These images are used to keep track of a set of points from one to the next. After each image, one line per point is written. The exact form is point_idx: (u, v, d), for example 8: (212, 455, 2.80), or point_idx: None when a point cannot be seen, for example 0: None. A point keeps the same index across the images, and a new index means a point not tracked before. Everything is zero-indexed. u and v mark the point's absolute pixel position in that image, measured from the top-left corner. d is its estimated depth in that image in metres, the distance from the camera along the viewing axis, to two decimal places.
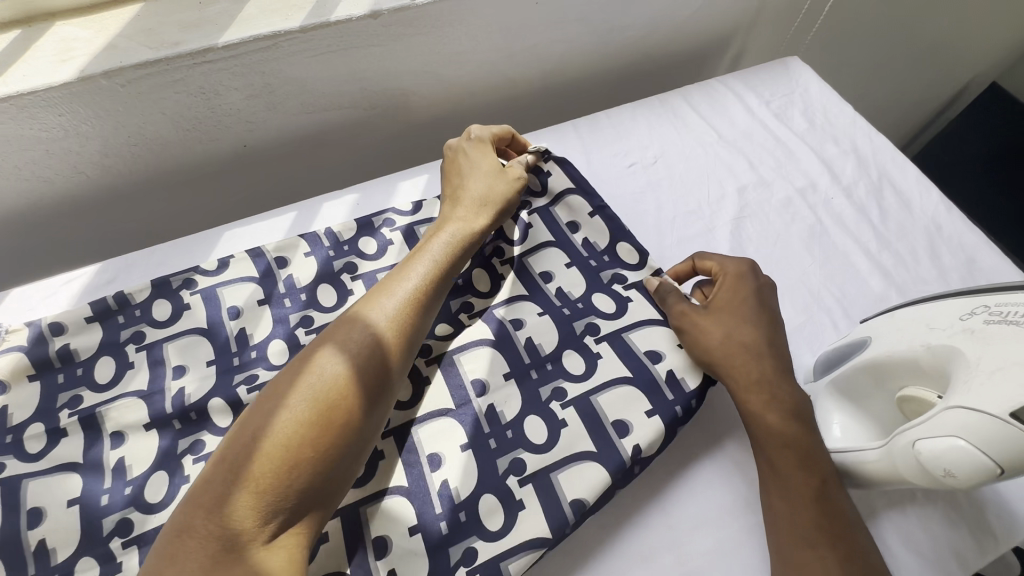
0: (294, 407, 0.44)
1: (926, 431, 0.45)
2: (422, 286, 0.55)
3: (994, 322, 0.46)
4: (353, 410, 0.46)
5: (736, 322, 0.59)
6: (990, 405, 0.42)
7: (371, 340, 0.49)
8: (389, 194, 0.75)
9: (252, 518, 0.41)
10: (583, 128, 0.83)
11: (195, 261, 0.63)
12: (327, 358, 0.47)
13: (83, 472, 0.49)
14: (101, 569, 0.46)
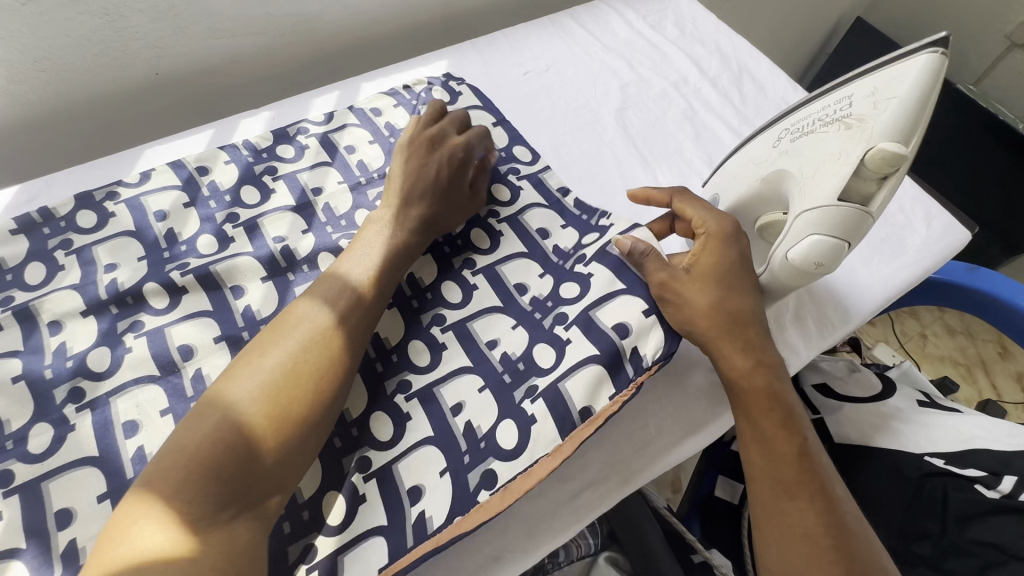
0: (282, 352, 0.49)
1: (779, 248, 0.48)
2: (381, 268, 0.57)
3: (797, 138, 0.47)
4: (317, 387, 0.48)
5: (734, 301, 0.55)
6: (812, 203, 0.44)
7: (351, 298, 0.54)
8: (303, 108, 0.77)
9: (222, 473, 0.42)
10: (481, 46, 0.87)
11: (118, 176, 0.68)
12: (296, 336, 0.50)
13: (23, 356, 0.54)
14: (56, 430, 0.51)
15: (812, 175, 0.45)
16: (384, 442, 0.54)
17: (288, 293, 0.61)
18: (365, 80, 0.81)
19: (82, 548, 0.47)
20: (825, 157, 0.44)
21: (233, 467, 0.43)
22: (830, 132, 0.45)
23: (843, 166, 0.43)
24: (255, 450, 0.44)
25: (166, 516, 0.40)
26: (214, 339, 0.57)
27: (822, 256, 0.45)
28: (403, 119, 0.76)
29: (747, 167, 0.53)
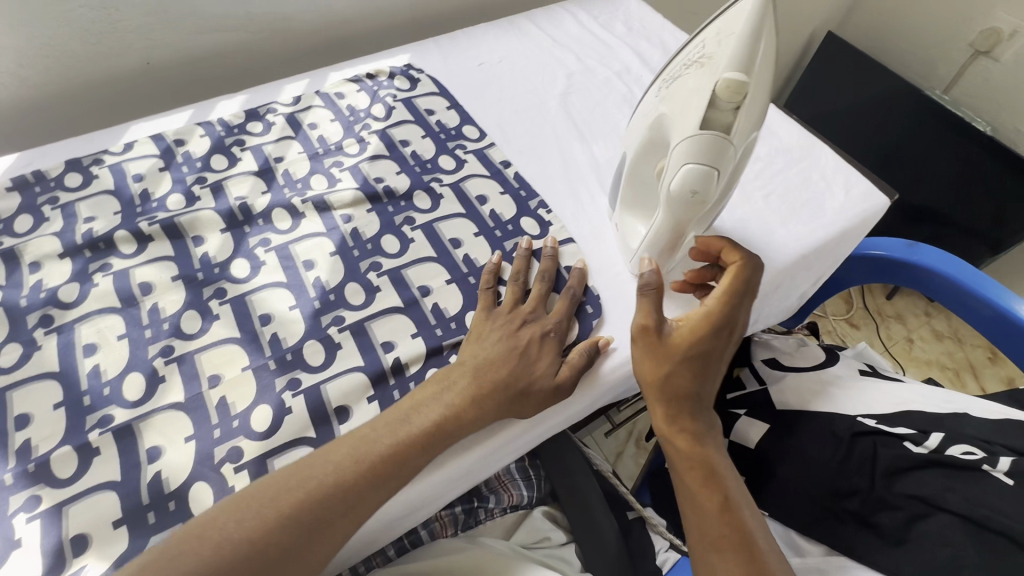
0: (384, 439, 0.52)
1: (666, 182, 0.54)
2: (478, 387, 0.56)
3: (672, 85, 0.56)
4: (374, 483, 0.50)
5: (702, 350, 0.58)
6: (684, 136, 0.52)
7: (448, 408, 0.55)
8: (275, 92, 0.85)
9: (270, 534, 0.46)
10: (443, 42, 0.95)
11: (104, 146, 0.77)
12: (383, 440, 0.52)
13: (5, 289, 0.62)
14: (24, 348, 0.58)
15: (682, 111, 0.53)
16: (315, 366, 0.59)
17: (242, 243, 0.68)
18: (333, 70, 0.90)
19: (34, 445, 0.52)
20: (690, 94, 0.53)
21: (279, 538, 0.46)
22: (692, 73, 0.53)
23: (702, 98, 0.51)
24: (297, 524, 0.47)
25: (216, 550, 0.44)
26: (172, 279, 0.64)
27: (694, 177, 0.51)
28: (363, 102, 0.85)
29: (641, 126, 0.60)
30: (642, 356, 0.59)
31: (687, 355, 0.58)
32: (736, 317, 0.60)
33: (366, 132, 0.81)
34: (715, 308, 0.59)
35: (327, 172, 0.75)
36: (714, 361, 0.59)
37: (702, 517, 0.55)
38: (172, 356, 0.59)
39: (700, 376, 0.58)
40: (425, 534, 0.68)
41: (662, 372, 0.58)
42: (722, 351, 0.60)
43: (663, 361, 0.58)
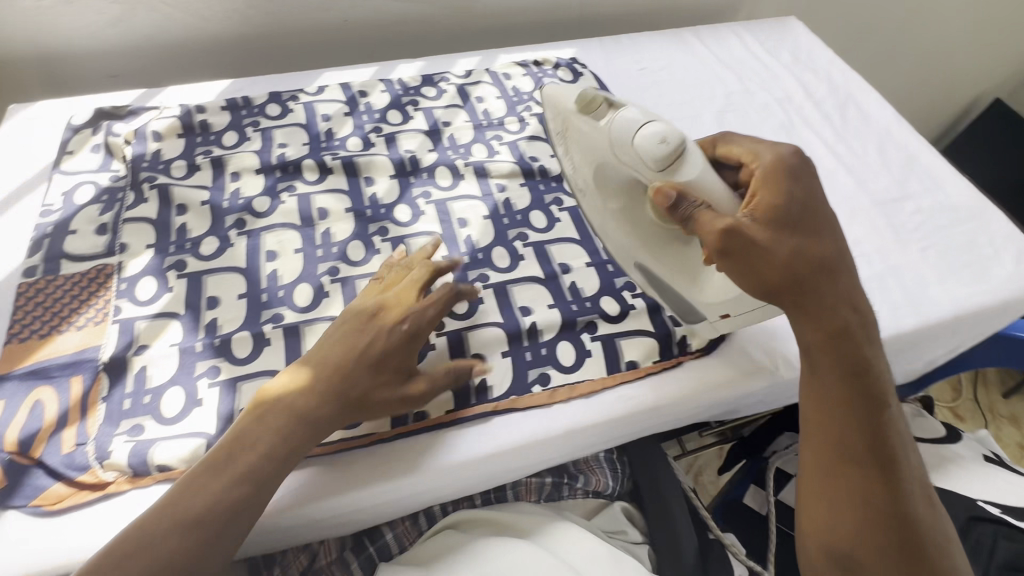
0: (265, 426, 0.49)
1: (651, 175, 0.56)
2: (289, 379, 0.52)
3: (569, 142, 0.65)
4: (277, 458, 0.49)
5: (794, 236, 0.51)
6: (625, 149, 0.57)
7: (305, 397, 0.51)
8: (449, 63, 0.92)
9: (187, 520, 0.45)
10: (608, 43, 0.99)
11: (301, 86, 0.86)
12: (259, 428, 0.50)
13: (211, 190, 0.71)
14: (220, 242, 0.67)
15: (587, 131, 0.61)
16: (459, 313, 0.63)
17: (406, 191, 0.74)
18: (504, 52, 0.95)
19: (219, 324, 0.60)
20: (582, 123, 0.61)
21: (192, 523, 0.45)
22: (573, 127, 0.63)
23: (581, 117, 0.61)
24: (213, 511, 0.45)
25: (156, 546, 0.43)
26: (345, 211, 0.71)
27: (663, 143, 0.54)
28: (527, 85, 0.89)
29: (596, 206, 0.65)
30: (736, 274, 0.52)
31: (794, 248, 0.51)
32: (792, 182, 0.53)
33: (527, 113, 0.85)
34: (765, 188, 0.53)
35: (487, 143, 0.80)
36: (829, 235, 0.52)
37: (834, 421, 0.52)
38: (338, 276, 0.65)
39: (824, 261, 0.51)
40: (510, 493, 0.70)
41: (779, 275, 0.50)
42: (823, 220, 0.53)
43: (771, 267, 0.50)
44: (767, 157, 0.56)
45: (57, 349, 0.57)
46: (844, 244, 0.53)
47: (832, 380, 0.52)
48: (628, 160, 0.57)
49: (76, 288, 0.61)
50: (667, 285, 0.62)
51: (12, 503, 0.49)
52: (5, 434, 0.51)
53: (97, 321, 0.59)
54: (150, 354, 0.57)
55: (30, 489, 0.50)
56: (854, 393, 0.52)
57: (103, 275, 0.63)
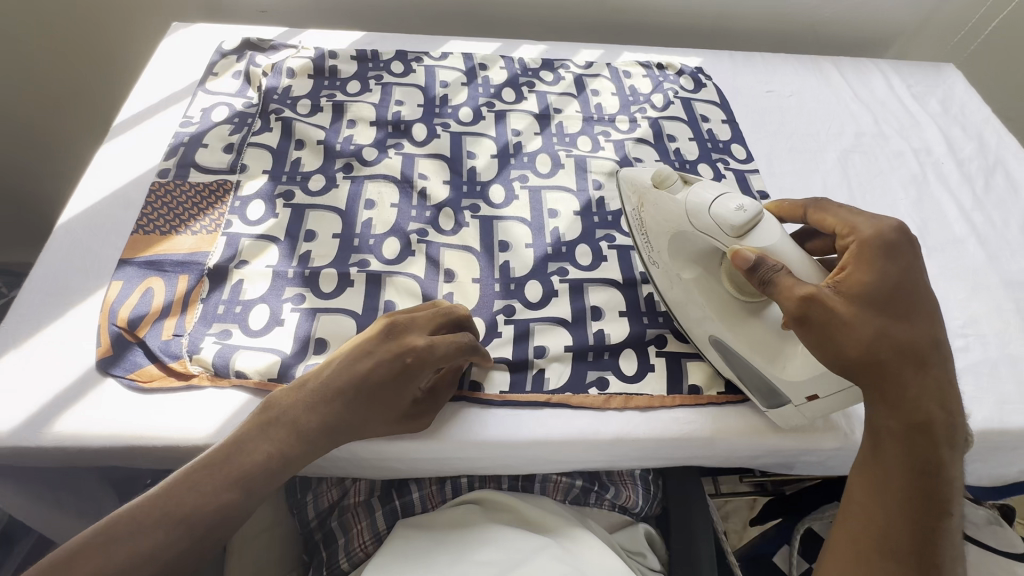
0: (264, 442, 0.47)
1: (729, 243, 0.51)
2: (297, 394, 0.50)
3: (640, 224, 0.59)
4: (270, 473, 0.47)
5: (885, 314, 0.47)
6: (701, 219, 0.52)
7: (308, 415, 0.49)
8: (572, 52, 0.91)
9: (167, 531, 0.42)
10: (738, 58, 0.94)
11: (426, 49, 0.88)
12: (259, 440, 0.48)
13: (327, 133, 0.75)
14: (326, 183, 0.70)
15: (662, 214, 0.55)
16: (532, 300, 0.64)
17: (505, 170, 0.74)
18: (628, 50, 0.93)
19: (312, 257, 0.64)
20: (659, 205, 0.56)
21: (173, 534, 0.42)
22: (643, 211, 0.58)
23: (657, 195, 0.55)
24: (196, 521, 0.43)
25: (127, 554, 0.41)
26: (444, 178, 0.72)
27: (742, 211, 0.50)
28: (646, 87, 0.87)
29: (670, 282, 0.59)
30: (816, 347, 0.47)
31: (883, 328, 0.46)
32: (894, 259, 0.49)
33: (640, 115, 0.83)
34: (865, 261, 0.49)
35: (593, 138, 0.79)
36: (924, 321, 0.48)
37: (887, 504, 0.47)
38: (427, 238, 0.67)
39: (911, 346, 0.47)
40: (538, 487, 0.68)
41: (861, 350, 0.46)
42: (918, 306, 0.48)
43: (853, 344, 0.46)
44: (866, 228, 0.50)
45: (173, 247, 0.63)
46: (941, 333, 0.49)
47: (898, 464, 0.48)
48: (702, 231, 0.52)
49: (198, 196, 0.67)
50: (744, 361, 0.56)
51: (112, 371, 0.54)
52: (119, 310, 0.57)
53: (210, 229, 0.65)
54: (248, 270, 0.62)
55: (128, 363, 0.55)
56: (918, 481, 0.47)
57: (222, 189, 0.68)
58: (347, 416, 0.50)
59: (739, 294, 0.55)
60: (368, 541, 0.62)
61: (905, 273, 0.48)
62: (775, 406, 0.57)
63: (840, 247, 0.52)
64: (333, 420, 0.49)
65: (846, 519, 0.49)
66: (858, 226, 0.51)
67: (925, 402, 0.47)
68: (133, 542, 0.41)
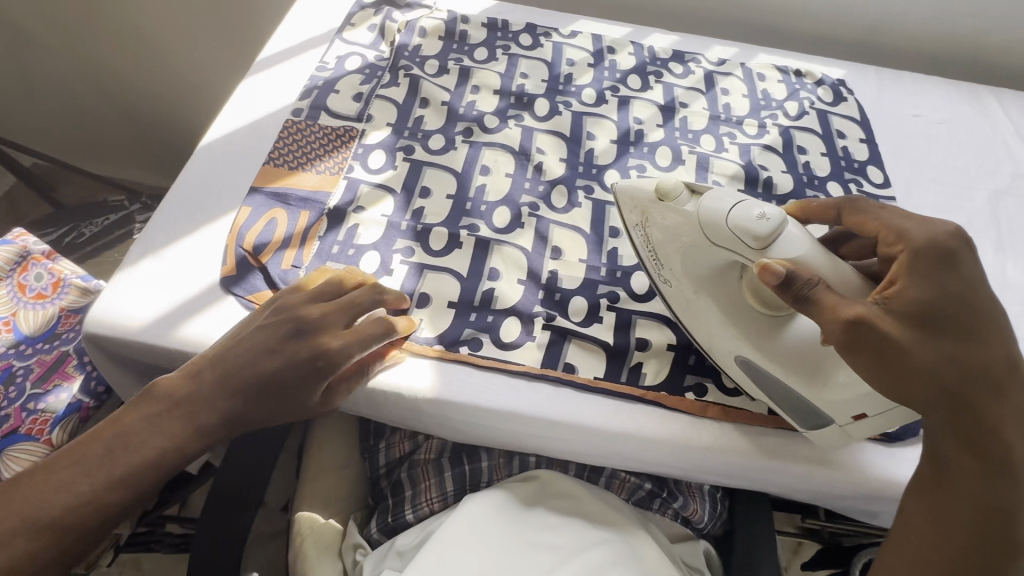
0: (177, 417, 0.46)
1: (753, 256, 0.46)
2: (226, 359, 0.49)
3: (646, 244, 0.55)
4: (183, 446, 0.46)
5: (949, 338, 0.43)
6: (718, 232, 0.48)
7: (232, 383, 0.48)
8: (704, 47, 0.87)
9: (63, 509, 0.41)
10: (885, 75, 0.87)
11: (556, 25, 0.87)
12: (176, 412, 0.46)
13: (451, 95, 0.76)
14: (445, 144, 0.71)
15: (672, 231, 0.51)
16: (636, 292, 0.62)
17: (622, 158, 0.72)
18: (765, 52, 0.88)
19: (425, 214, 0.65)
20: (666, 220, 0.52)
21: (66, 513, 0.41)
22: (647, 231, 0.54)
23: (663, 210, 0.52)
24: (95, 498, 0.42)
25: (22, 535, 0.40)
26: (561, 157, 0.71)
27: (765, 219, 0.46)
28: (780, 93, 0.82)
29: (687, 299, 0.55)
30: (867, 374, 0.43)
31: (946, 354, 0.42)
32: (959, 270, 0.43)
33: (771, 121, 0.78)
34: (921, 273, 0.43)
35: (718, 137, 0.76)
36: (996, 341, 0.44)
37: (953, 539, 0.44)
38: (538, 213, 0.66)
39: (982, 370, 0.43)
40: (603, 481, 0.67)
41: (919, 377, 0.42)
42: (988, 323, 0.44)
43: (914, 372, 0.42)
44: (917, 234, 0.45)
45: (299, 183, 0.65)
46: (1016, 353, 0.44)
47: (971, 500, 0.44)
48: (720, 243, 0.48)
49: (326, 139, 0.69)
50: (774, 380, 0.52)
51: (233, 289, 0.57)
52: (246, 235, 0.60)
53: (334, 172, 0.67)
54: (365, 216, 0.64)
55: (249, 285, 0.58)
56: (991, 517, 0.43)
57: (348, 136, 0.70)
58: (281, 380, 0.49)
59: (767, 307, 0.51)
60: (435, 499, 0.63)
61: (968, 284, 0.43)
62: (812, 427, 0.54)
63: (884, 254, 0.46)
64: (261, 387, 0.48)
65: (890, 550, 0.46)
66: (907, 231, 0.45)
67: (992, 431, 0.43)
68: (28, 524, 0.40)
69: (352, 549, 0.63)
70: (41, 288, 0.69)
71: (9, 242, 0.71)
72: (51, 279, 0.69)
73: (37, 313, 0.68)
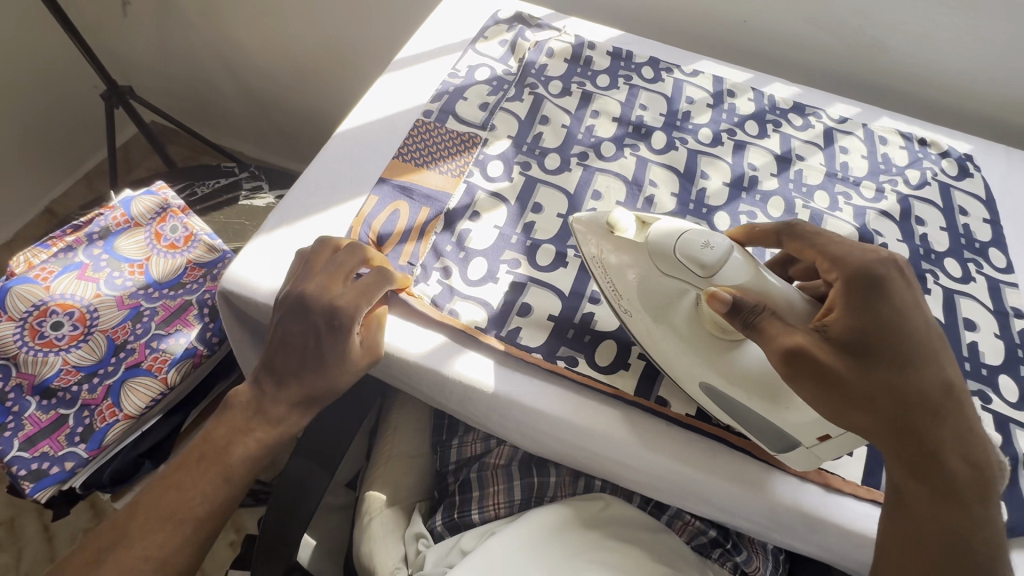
0: (265, 415, 0.55)
1: (702, 282, 0.51)
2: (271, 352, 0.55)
3: (605, 278, 0.57)
4: (270, 437, 0.55)
5: (887, 366, 0.46)
6: (668, 259, 0.52)
7: (288, 373, 0.55)
8: (826, 102, 0.86)
9: (195, 495, 0.52)
10: (1016, 156, 0.84)
11: (679, 62, 0.88)
12: (258, 412, 0.55)
13: (571, 118, 0.78)
14: (561, 164, 0.73)
15: (628, 265, 0.55)
16: None
17: (734, 202, 0.72)
18: (889, 115, 0.86)
19: (535, 229, 0.67)
20: (620, 253, 0.55)
21: (198, 496, 0.52)
22: (602, 267, 0.57)
23: (615, 243, 0.55)
24: (216, 486, 0.52)
25: (168, 518, 0.50)
26: (672, 192, 0.72)
27: (710, 248, 0.50)
28: (901, 160, 0.80)
29: (651, 333, 0.56)
30: (812, 400, 0.47)
31: (885, 382, 0.45)
32: (887, 297, 0.47)
33: (889, 187, 0.77)
34: (848, 302, 0.48)
35: (833, 195, 0.75)
36: (934, 368, 0.47)
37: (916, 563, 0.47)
38: None
39: (924, 397, 0.46)
40: (665, 519, 0.66)
41: (865, 408, 0.46)
42: (926, 349, 0.47)
43: (857, 399, 0.45)
44: (851, 260, 0.49)
45: (422, 181, 0.68)
46: (954, 378, 0.47)
47: (926, 519, 0.47)
48: (672, 271, 0.52)
49: (451, 143, 0.73)
50: (741, 407, 0.52)
51: None
52: (370, 224, 0.64)
53: (454, 175, 0.70)
54: (479, 222, 0.66)
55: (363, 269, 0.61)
56: (950, 538, 0.47)
57: (472, 143, 0.73)
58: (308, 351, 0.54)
59: (724, 335, 0.52)
60: (501, 505, 0.64)
61: (905, 309, 0.47)
62: (784, 452, 0.54)
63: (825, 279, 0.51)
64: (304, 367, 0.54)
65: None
66: (842, 259, 0.50)
67: (937, 451, 0.46)
68: (169, 509, 0.51)
69: (415, 539, 0.65)
70: (174, 239, 0.75)
71: (153, 193, 0.77)
72: (184, 232, 0.75)
73: (167, 262, 0.74)
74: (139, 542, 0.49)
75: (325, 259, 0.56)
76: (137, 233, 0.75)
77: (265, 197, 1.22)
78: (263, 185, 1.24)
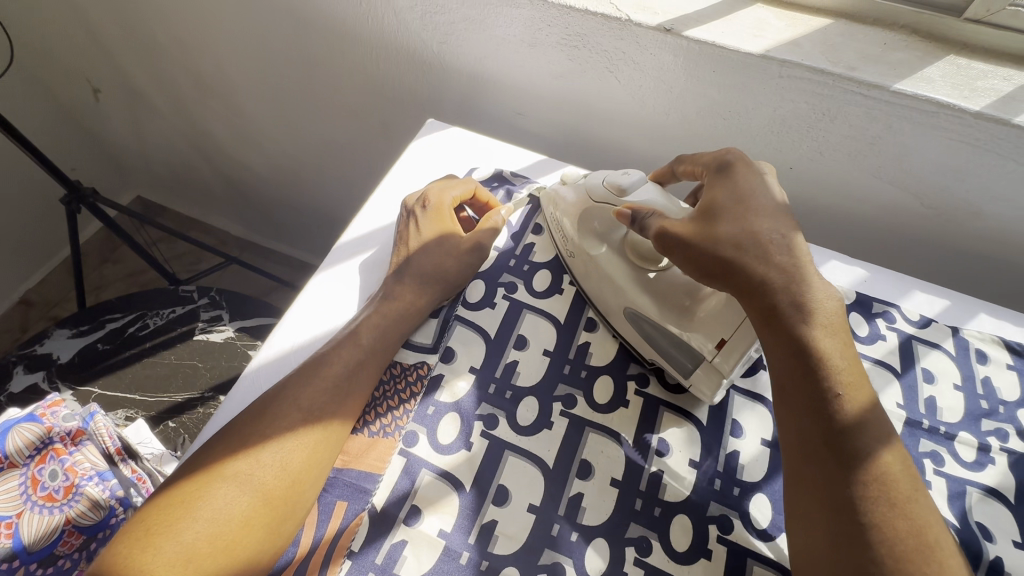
0: (248, 490, 0.46)
1: (618, 201, 0.59)
2: (266, 434, 0.49)
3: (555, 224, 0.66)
4: (260, 517, 0.45)
5: (731, 219, 0.50)
6: (596, 191, 0.61)
7: (282, 440, 0.49)
8: (901, 292, 0.65)
9: (208, 553, 0.43)
10: None
11: None
12: (239, 484, 0.46)
13: (557, 331, 0.61)
14: (539, 415, 0.55)
15: (576, 204, 0.63)
16: None
17: (778, 477, 0.52)
18: (988, 312, 0.64)
19: (495, 535, 0.49)
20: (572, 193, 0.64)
21: (264, 501, 0.46)
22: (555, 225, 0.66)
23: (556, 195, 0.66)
24: (292, 494, 0.47)
25: (199, 546, 0.43)
26: (691, 458, 0.53)
27: (626, 174, 0.60)
28: (1011, 390, 0.58)
29: (586, 263, 0.62)
30: (685, 263, 0.52)
31: (726, 237, 0.49)
32: (732, 178, 0.53)
33: (996, 441, 0.55)
34: (709, 188, 0.54)
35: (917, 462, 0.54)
36: (784, 220, 0.50)
37: (810, 496, 0.43)
38: (649, 561, 0.48)
39: (756, 235, 0.48)
40: None
41: (714, 261, 0.49)
42: (770, 204, 0.50)
43: (697, 250, 0.50)
44: (708, 160, 0.56)
45: (356, 456, 0.52)
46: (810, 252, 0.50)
47: (794, 422, 0.45)
48: (597, 198, 0.61)
49: (385, 372, 0.57)
50: (653, 323, 0.57)
51: None
52: None
53: (384, 433, 0.53)
54: (415, 528, 0.49)
55: None
56: (828, 448, 0.43)
57: (415, 372, 0.57)
58: (308, 444, 0.49)
59: (640, 260, 0.59)
60: None
61: (768, 184, 0.52)
62: (691, 374, 0.54)
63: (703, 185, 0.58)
64: (298, 453, 0.49)
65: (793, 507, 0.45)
66: (709, 160, 0.56)
67: (806, 306, 0.46)
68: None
69: None
70: (53, 488, 0.60)
71: (36, 418, 0.62)
72: (66, 479, 0.61)
73: (41, 520, 0.59)
74: (199, 536, 0.43)
75: (336, 347, 0.55)
76: (10, 478, 0.60)
77: (224, 328, 1.06)
78: (223, 314, 1.08)
